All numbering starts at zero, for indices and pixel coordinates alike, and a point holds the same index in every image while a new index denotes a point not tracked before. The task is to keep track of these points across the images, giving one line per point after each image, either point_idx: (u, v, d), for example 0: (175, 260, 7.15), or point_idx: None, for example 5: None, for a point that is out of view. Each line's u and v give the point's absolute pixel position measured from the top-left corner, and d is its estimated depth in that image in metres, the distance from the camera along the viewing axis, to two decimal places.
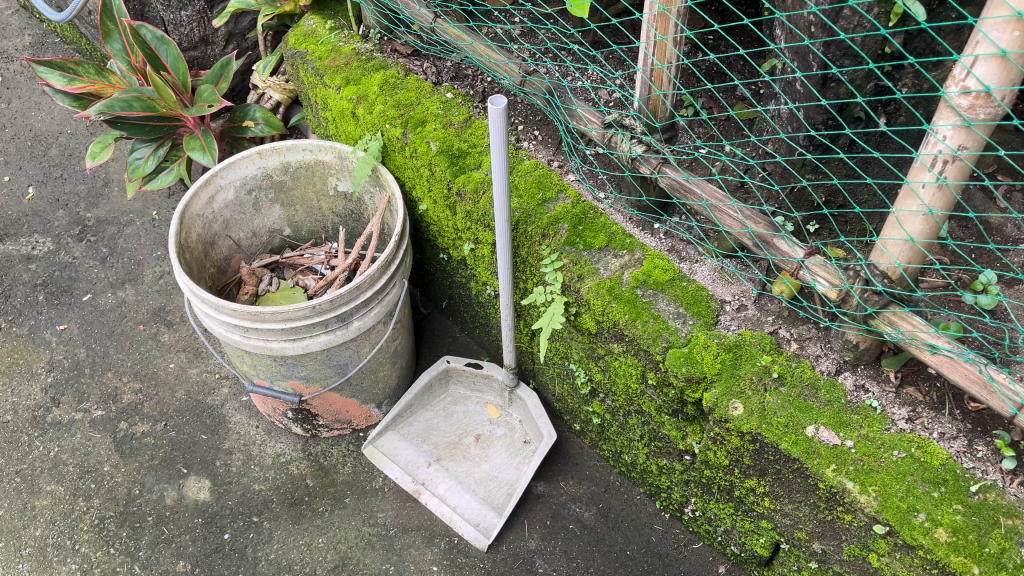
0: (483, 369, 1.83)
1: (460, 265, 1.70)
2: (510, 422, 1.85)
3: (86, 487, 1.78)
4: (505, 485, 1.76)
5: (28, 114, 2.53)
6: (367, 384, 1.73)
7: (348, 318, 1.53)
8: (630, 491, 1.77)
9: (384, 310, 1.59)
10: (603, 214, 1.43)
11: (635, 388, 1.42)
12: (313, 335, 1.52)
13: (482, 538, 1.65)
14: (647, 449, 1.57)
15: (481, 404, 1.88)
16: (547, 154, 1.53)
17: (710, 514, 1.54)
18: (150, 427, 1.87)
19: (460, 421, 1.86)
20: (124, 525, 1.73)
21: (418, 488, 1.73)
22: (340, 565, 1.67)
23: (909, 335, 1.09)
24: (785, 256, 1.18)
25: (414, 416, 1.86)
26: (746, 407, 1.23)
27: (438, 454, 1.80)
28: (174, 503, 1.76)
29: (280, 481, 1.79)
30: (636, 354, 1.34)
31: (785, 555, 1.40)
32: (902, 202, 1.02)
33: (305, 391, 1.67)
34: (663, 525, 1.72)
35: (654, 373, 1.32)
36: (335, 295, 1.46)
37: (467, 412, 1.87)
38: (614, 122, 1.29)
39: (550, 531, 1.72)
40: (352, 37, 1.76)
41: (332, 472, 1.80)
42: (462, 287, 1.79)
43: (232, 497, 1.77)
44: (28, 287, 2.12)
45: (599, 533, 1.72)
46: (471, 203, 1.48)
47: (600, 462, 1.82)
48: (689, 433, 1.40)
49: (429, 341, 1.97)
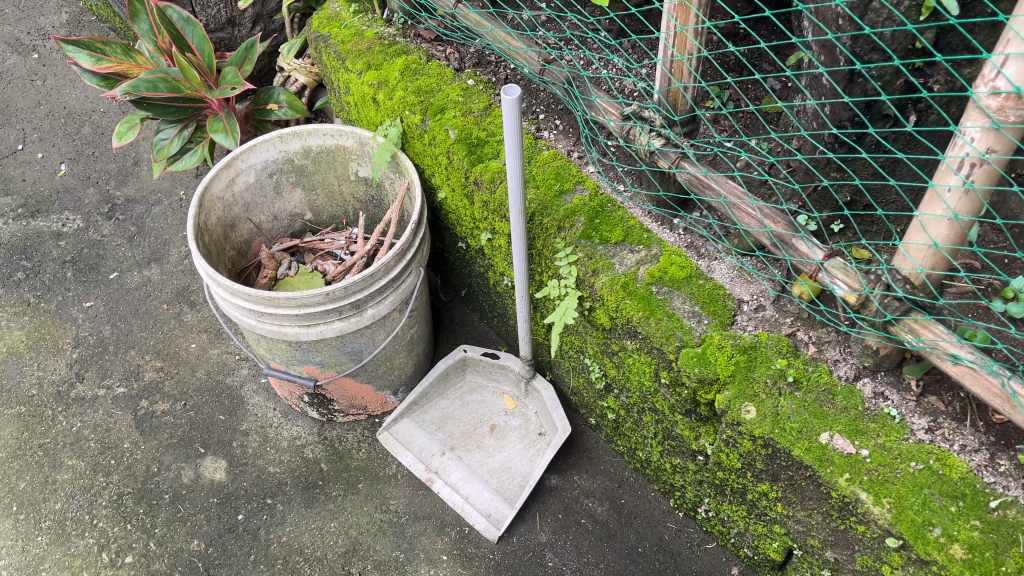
0: (499, 359, 1.82)
1: (478, 255, 1.68)
2: (525, 414, 1.84)
3: (106, 463, 1.81)
4: (518, 477, 1.74)
5: (63, 91, 2.56)
6: (382, 370, 1.72)
7: (362, 305, 1.52)
8: (644, 488, 1.74)
9: (399, 298, 1.58)
10: (621, 208, 1.40)
11: (649, 386, 1.39)
12: (327, 322, 1.52)
13: (493, 529, 1.64)
14: (661, 447, 1.54)
15: (497, 394, 1.87)
16: (567, 145, 1.50)
17: (724, 515, 1.51)
18: (170, 406, 1.89)
19: (475, 410, 1.85)
20: (141, 502, 1.76)
21: (431, 477, 1.73)
22: (350, 551, 1.67)
23: (929, 344, 1.05)
24: (805, 258, 1.14)
25: (431, 403, 1.85)
26: (760, 410, 1.20)
27: (452, 443, 1.80)
28: (190, 482, 1.78)
29: (294, 464, 1.80)
30: (649, 352, 1.31)
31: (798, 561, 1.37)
32: (926, 205, 0.97)
33: (320, 375, 1.67)
34: (676, 523, 1.69)
35: (668, 372, 1.30)
36: (349, 283, 1.45)
37: (483, 402, 1.86)
38: (633, 114, 1.25)
39: (562, 525, 1.71)
40: (376, 21, 1.73)
41: (347, 457, 1.81)
42: (480, 276, 1.77)
43: (247, 478, 1.78)
44: (57, 263, 2.15)
45: (611, 529, 1.70)
46: (488, 192, 1.46)
47: (615, 457, 1.80)
48: (703, 434, 1.37)
49: (447, 329, 1.96)
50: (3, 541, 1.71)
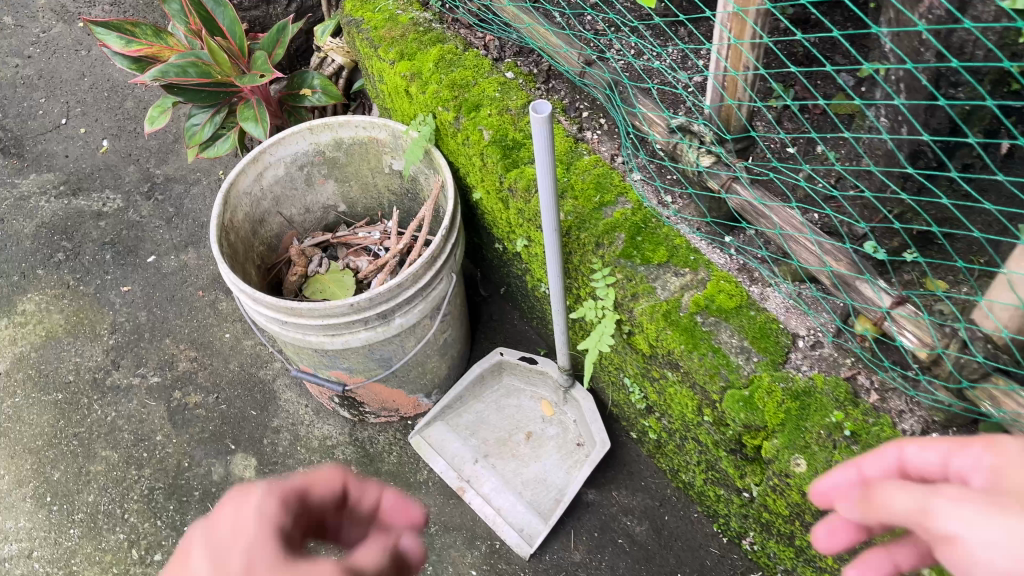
0: (537, 365, 1.72)
1: (516, 258, 1.58)
2: (563, 421, 1.74)
3: (139, 456, 1.80)
4: (553, 490, 1.66)
5: (107, 63, 2.52)
6: (413, 375, 1.64)
7: (389, 314, 1.43)
8: (686, 508, 1.64)
9: (429, 306, 1.49)
10: (666, 224, 1.28)
11: (691, 418, 1.28)
12: (352, 331, 1.43)
13: (524, 546, 1.57)
14: (705, 475, 1.43)
15: (535, 399, 1.78)
16: (611, 148, 1.38)
17: (769, 551, 1.41)
18: (202, 399, 1.86)
19: (511, 416, 1.77)
20: (172, 498, 1.74)
21: (461, 486, 1.66)
22: None
23: (1012, 415, 0.90)
24: (869, 303, 1.01)
25: (465, 406, 1.78)
26: (812, 465, 1.08)
27: (485, 451, 1.72)
28: (220, 479, 1.75)
29: (324, 465, 1.75)
30: (691, 387, 1.21)
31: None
32: (1015, 262, 0.82)
33: (349, 380, 1.60)
34: (719, 549, 1.59)
35: (712, 410, 1.19)
36: (373, 294, 1.37)
37: (520, 408, 1.78)
38: (679, 129, 1.13)
39: (597, 544, 1.63)
40: (411, 4, 1.63)
41: (378, 460, 1.75)
42: (518, 278, 1.66)
43: (277, 478, 1.74)
44: (97, 245, 2.12)
45: (650, 551, 1.61)
46: (523, 201, 1.35)
47: (657, 472, 1.69)
48: (748, 474, 1.25)
49: (486, 327, 1.87)
50: (37, 531, 1.72)
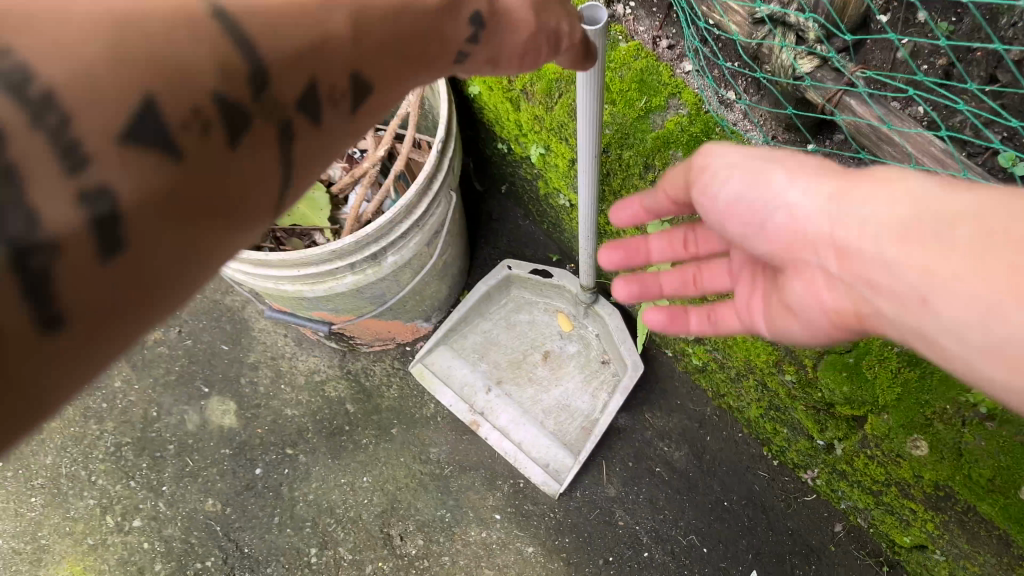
0: (552, 279, 1.47)
1: (525, 162, 1.29)
2: (584, 337, 1.52)
3: (98, 407, 1.57)
4: (579, 417, 1.46)
5: None
6: (411, 306, 1.39)
7: (378, 254, 1.16)
8: (730, 428, 1.46)
9: (426, 235, 1.22)
10: (732, 134, 1.01)
11: (763, 365, 1.06)
12: (335, 278, 1.17)
13: (553, 485, 1.39)
14: (764, 412, 1.24)
15: (550, 313, 1.55)
16: (653, 27, 1.10)
17: (836, 488, 1.25)
18: (163, 335, 1.60)
19: (522, 333, 1.54)
20: (143, 454, 1.53)
21: (475, 418, 1.45)
22: (388, 510, 1.46)
23: None
24: None
25: (472, 326, 1.55)
26: (934, 448, 0.89)
27: (497, 375, 1.51)
28: (196, 429, 1.53)
29: (315, 405, 1.53)
30: (771, 342, 0.99)
31: (934, 558, 1.13)
32: None
33: (335, 319, 1.35)
34: (769, 472, 1.43)
35: (796, 369, 0.99)
36: (359, 237, 1.09)
37: (532, 323, 1.55)
38: (770, 19, 0.88)
39: (633, 475, 1.46)
40: None
41: (376, 396, 1.53)
42: (527, 181, 1.38)
43: (262, 423, 1.53)
44: None
45: (692, 479, 1.44)
46: (542, 105, 1.09)
47: (694, 388, 1.50)
48: (830, 429, 1.05)
49: (486, 230, 1.60)
50: None
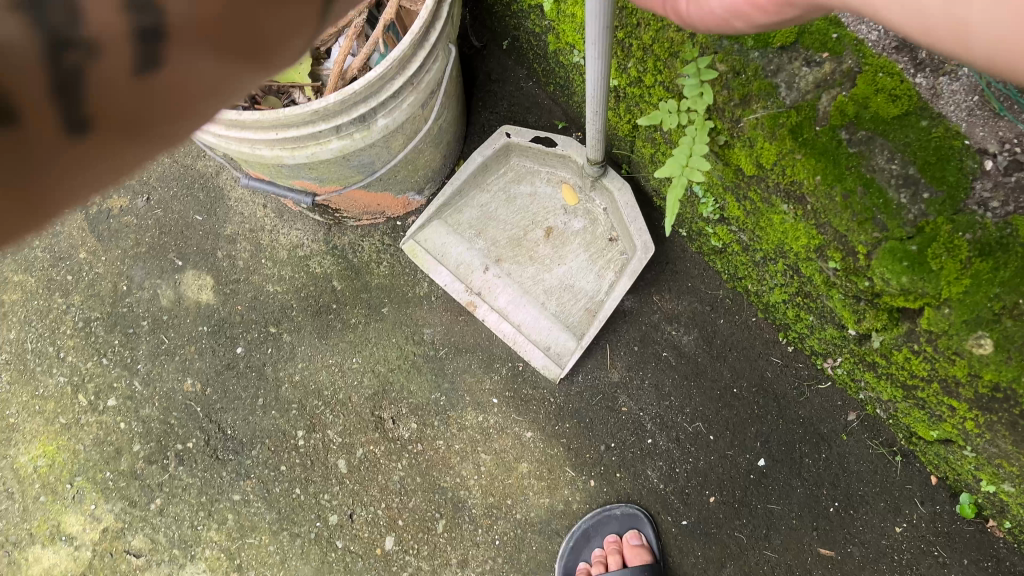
0: (555, 148, 1.33)
1: (535, 12, 1.14)
2: (590, 212, 1.39)
3: (63, 280, 1.45)
4: (583, 297, 1.36)
5: None
6: (403, 175, 1.26)
7: (369, 116, 1.02)
8: (744, 312, 1.37)
9: (422, 96, 1.08)
10: None
11: (799, 250, 0.97)
12: (320, 141, 1.03)
13: (555, 369, 1.30)
14: (789, 298, 1.15)
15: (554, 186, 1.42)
16: None
17: (858, 377, 1.18)
18: (129, 203, 1.46)
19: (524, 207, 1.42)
20: (115, 331, 1.42)
21: (472, 298, 1.35)
22: (379, 392, 1.38)
23: None
24: None
25: (466, 199, 1.42)
26: (999, 346, 0.80)
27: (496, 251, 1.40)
28: (171, 304, 1.42)
29: (299, 282, 1.42)
30: (816, 224, 0.89)
31: (960, 452, 1.07)
32: None
33: (319, 190, 1.22)
34: (783, 358, 1.35)
35: (842, 256, 0.89)
36: (343, 96, 0.95)
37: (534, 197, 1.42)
38: None
39: (639, 360, 1.38)
40: None
41: (365, 273, 1.42)
42: (534, 37, 1.23)
43: (242, 300, 1.42)
44: None
45: (701, 365, 1.37)
46: None
47: (707, 269, 1.39)
48: (868, 320, 0.97)
49: (485, 92, 1.44)
50: None
